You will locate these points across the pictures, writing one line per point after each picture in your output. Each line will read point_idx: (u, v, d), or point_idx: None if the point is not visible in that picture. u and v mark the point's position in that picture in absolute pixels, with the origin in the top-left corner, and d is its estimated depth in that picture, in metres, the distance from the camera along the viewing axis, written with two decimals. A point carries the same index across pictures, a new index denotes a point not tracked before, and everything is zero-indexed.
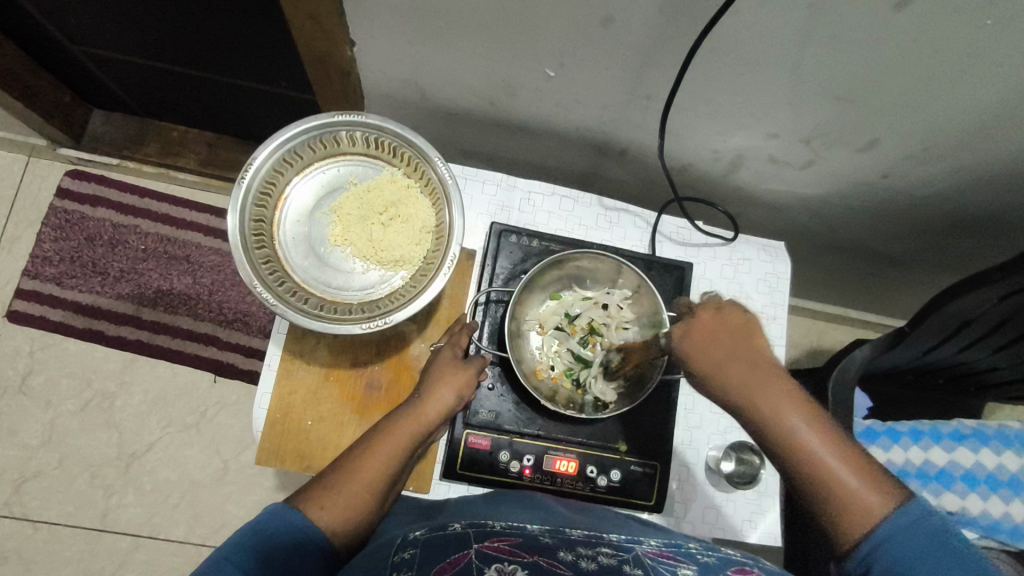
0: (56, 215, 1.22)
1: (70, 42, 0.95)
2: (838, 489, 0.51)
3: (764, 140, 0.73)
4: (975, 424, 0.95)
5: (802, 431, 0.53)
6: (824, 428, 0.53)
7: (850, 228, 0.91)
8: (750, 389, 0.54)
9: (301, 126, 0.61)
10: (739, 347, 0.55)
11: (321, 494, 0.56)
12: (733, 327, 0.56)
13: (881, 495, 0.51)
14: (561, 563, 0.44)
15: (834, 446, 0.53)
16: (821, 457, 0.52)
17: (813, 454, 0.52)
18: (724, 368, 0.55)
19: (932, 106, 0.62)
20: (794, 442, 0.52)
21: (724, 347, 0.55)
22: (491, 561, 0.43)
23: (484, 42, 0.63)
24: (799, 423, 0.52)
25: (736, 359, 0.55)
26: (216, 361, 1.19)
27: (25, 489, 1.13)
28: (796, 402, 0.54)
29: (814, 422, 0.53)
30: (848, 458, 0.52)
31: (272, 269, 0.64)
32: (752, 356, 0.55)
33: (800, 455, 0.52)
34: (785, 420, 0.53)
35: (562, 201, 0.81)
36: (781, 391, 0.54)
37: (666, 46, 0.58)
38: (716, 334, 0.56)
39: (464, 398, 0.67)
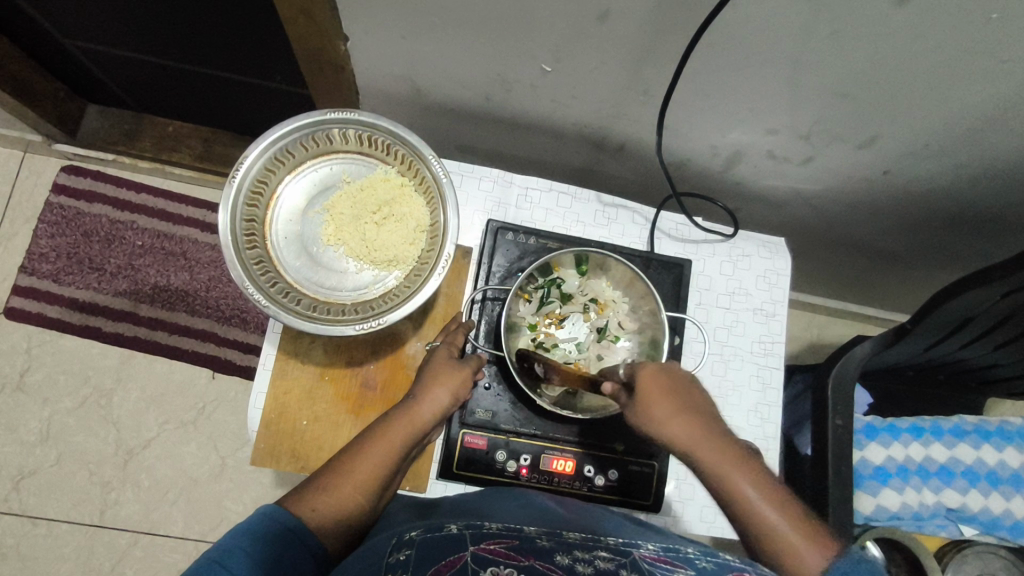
0: (51, 211, 1.21)
1: (62, 37, 0.94)
2: (768, 537, 0.53)
3: (764, 137, 0.72)
4: (977, 420, 0.95)
5: (739, 483, 0.55)
6: (757, 481, 0.55)
7: (851, 224, 0.90)
8: (692, 442, 0.57)
9: (292, 124, 0.60)
10: (683, 400, 0.59)
11: (312, 497, 0.56)
12: (670, 380, 0.60)
13: (812, 545, 0.52)
14: (557, 567, 0.44)
15: (771, 499, 0.54)
16: (756, 508, 0.54)
17: (750, 505, 0.54)
18: (668, 420, 0.58)
19: (935, 102, 0.61)
20: (731, 492, 0.55)
21: (669, 397, 0.59)
22: (486, 564, 0.42)
23: (479, 37, 0.62)
24: (733, 475, 0.55)
25: (679, 412, 0.58)
26: (213, 358, 1.19)
27: (25, 486, 1.13)
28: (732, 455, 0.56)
29: (751, 477, 0.55)
30: (785, 510, 0.54)
31: (264, 269, 0.63)
32: (693, 409, 0.59)
33: (738, 505, 0.55)
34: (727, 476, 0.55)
35: (560, 198, 0.80)
36: (717, 444, 0.57)
37: (664, 41, 0.57)
38: (657, 386, 0.59)
39: (460, 398, 0.66)
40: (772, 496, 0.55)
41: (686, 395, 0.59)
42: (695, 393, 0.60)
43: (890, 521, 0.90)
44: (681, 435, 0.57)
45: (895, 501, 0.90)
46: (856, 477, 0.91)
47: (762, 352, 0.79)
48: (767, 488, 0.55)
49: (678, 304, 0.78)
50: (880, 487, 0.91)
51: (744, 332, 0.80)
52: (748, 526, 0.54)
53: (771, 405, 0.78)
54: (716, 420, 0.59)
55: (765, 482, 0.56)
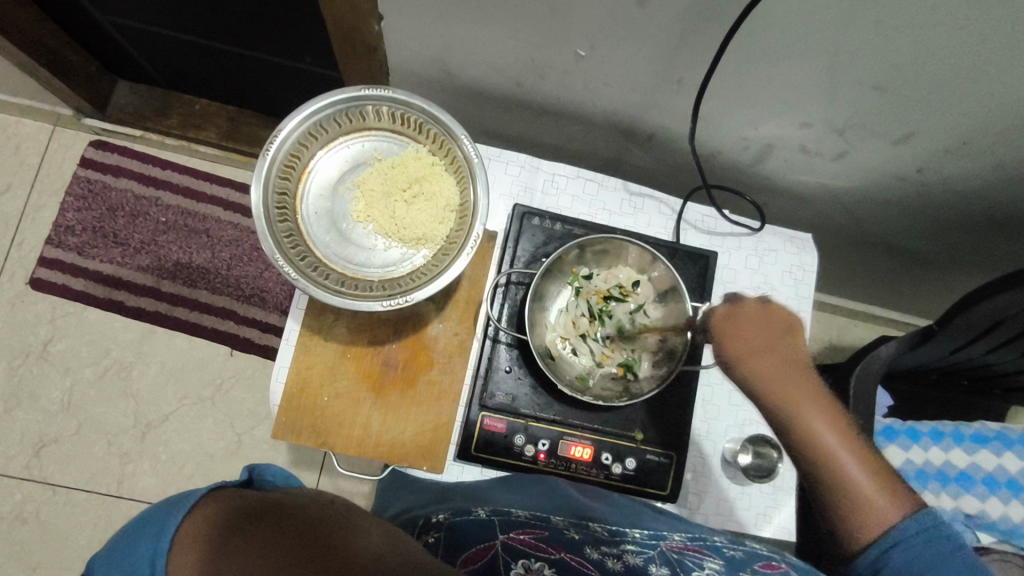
0: (79, 184, 1.22)
1: (97, 13, 0.95)
2: (837, 477, 0.53)
3: (797, 130, 0.71)
4: (1000, 428, 0.93)
5: (824, 434, 0.54)
6: (836, 428, 0.54)
7: (879, 224, 0.89)
8: (780, 386, 0.55)
9: (327, 99, 0.61)
10: (773, 344, 0.57)
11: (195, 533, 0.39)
12: (766, 327, 0.57)
13: (893, 500, 0.52)
14: (588, 562, 0.48)
15: (849, 447, 0.54)
16: (842, 462, 0.53)
17: (834, 457, 0.53)
18: (756, 360, 0.56)
19: (977, 98, 0.59)
20: (816, 443, 0.54)
21: (762, 343, 0.56)
22: (516, 556, 0.46)
23: (514, 19, 0.62)
24: (819, 423, 0.54)
25: (763, 350, 0.56)
26: (233, 335, 1.20)
27: (45, 453, 1.15)
28: (808, 397, 0.55)
29: (837, 428, 0.54)
30: (870, 466, 0.53)
31: (294, 243, 0.64)
32: (789, 355, 0.56)
33: (821, 455, 0.53)
34: (805, 417, 0.54)
35: (586, 185, 0.79)
36: (808, 393, 0.55)
37: (702, 28, 0.57)
38: (751, 331, 0.57)
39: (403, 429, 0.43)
40: (858, 453, 0.54)
41: (787, 342, 0.57)
42: (793, 340, 0.57)
43: None
44: (771, 379, 0.55)
45: None
46: None
47: None
48: (844, 434, 0.54)
49: (703, 296, 0.77)
50: None
51: None
52: (818, 465, 0.54)
53: None
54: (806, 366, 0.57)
55: (845, 427, 0.55)
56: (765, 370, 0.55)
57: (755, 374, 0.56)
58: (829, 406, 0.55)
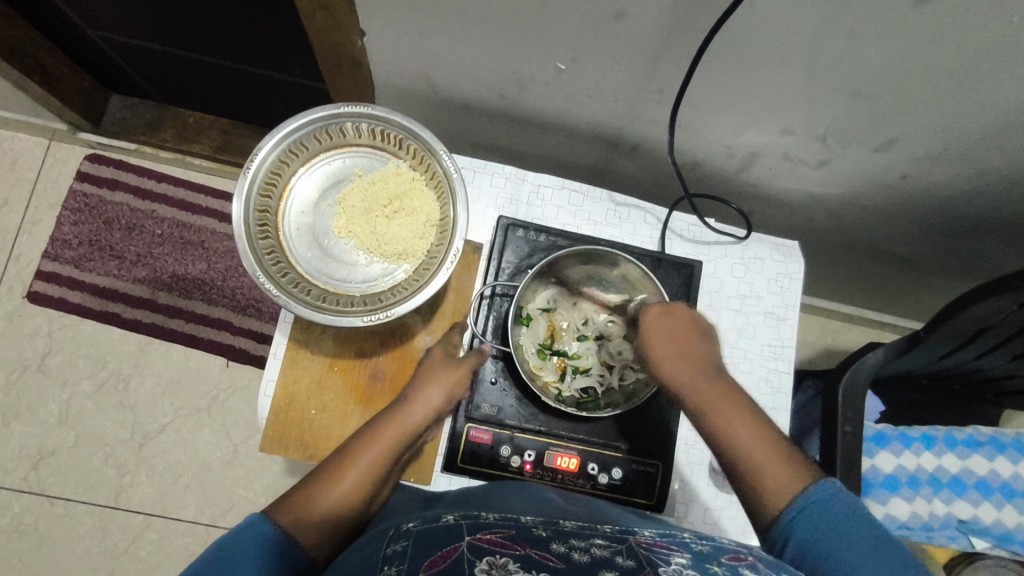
0: (75, 198, 1.23)
1: (89, 28, 0.96)
2: (750, 475, 0.54)
3: (779, 138, 0.71)
4: (992, 432, 0.93)
5: (724, 420, 0.57)
6: (750, 426, 0.56)
7: (866, 229, 0.89)
8: (685, 380, 0.59)
9: (305, 117, 0.61)
10: (687, 346, 0.60)
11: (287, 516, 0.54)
12: (676, 325, 0.61)
13: (794, 479, 0.53)
14: (554, 556, 0.44)
15: (760, 445, 0.55)
16: (744, 447, 0.55)
17: (734, 443, 0.56)
18: (665, 361, 0.60)
19: (955, 106, 0.60)
20: (722, 438, 0.56)
21: (670, 341, 0.60)
22: (481, 554, 0.43)
23: (493, 34, 0.63)
24: (717, 408, 0.57)
25: (677, 353, 0.60)
26: (227, 346, 1.21)
27: (43, 465, 1.16)
28: (729, 401, 0.57)
29: (738, 416, 0.57)
30: (775, 448, 0.55)
31: (276, 260, 0.64)
32: (701, 355, 0.60)
33: (725, 443, 0.56)
34: (720, 418, 0.57)
35: (571, 196, 0.80)
36: (710, 384, 0.58)
37: (678, 41, 0.57)
38: (662, 333, 0.61)
39: (455, 399, 0.67)
40: (763, 438, 0.56)
41: (695, 339, 0.61)
42: (699, 339, 0.61)
43: (898, 530, 0.88)
44: (678, 376, 0.59)
45: (905, 511, 0.89)
46: (866, 485, 0.90)
47: (771, 355, 0.79)
48: (755, 432, 0.56)
49: (688, 305, 0.77)
50: (889, 496, 0.89)
51: (754, 335, 0.79)
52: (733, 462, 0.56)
53: (780, 409, 0.77)
54: (714, 361, 0.60)
55: (756, 424, 0.57)
56: (678, 373, 0.59)
57: (671, 378, 0.59)
58: (744, 407, 0.58)
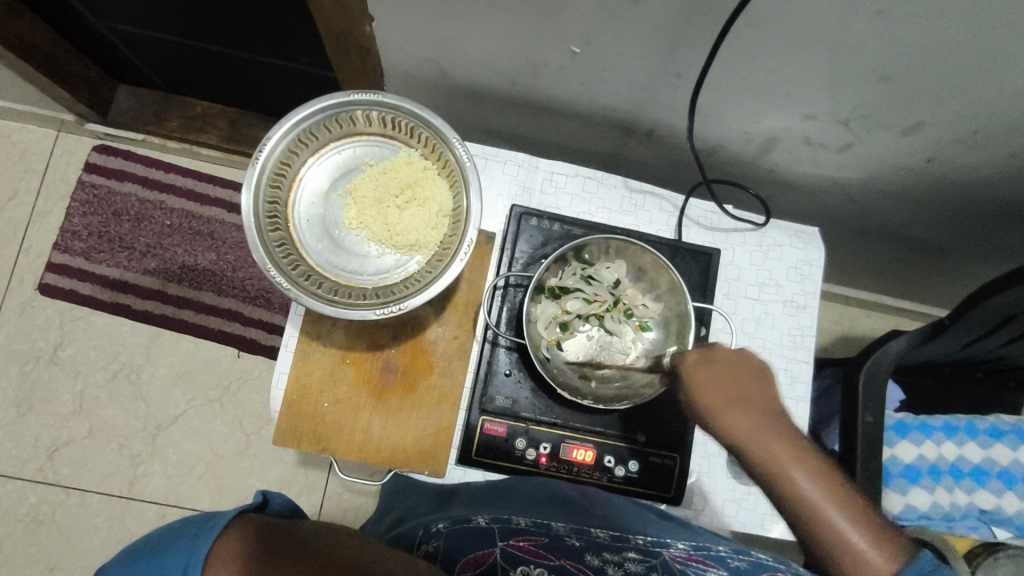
0: (83, 189, 1.23)
1: (93, 18, 0.94)
2: (830, 535, 0.51)
3: (801, 122, 0.69)
4: (1015, 421, 0.91)
5: (802, 483, 0.52)
6: (822, 478, 0.53)
7: (888, 215, 0.87)
8: (752, 436, 0.55)
9: (315, 105, 0.60)
10: (745, 392, 0.57)
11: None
12: (726, 370, 0.58)
13: (884, 545, 0.50)
14: (588, 571, 0.46)
15: (836, 500, 0.52)
16: (823, 511, 0.51)
17: (812, 505, 0.52)
18: (723, 410, 0.56)
19: (987, 87, 0.57)
20: (792, 494, 0.53)
21: (726, 386, 0.57)
22: (516, 563, 0.45)
23: (506, 18, 0.61)
24: (792, 465, 0.53)
25: (735, 402, 0.56)
26: (239, 337, 1.20)
27: (58, 456, 1.16)
28: (796, 450, 0.54)
29: (814, 474, 0.53)
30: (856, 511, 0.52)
31: (287, 253, 0.63)
32: (756, 400, 0.57)
33: (798, 505, 0.52)
34: (787, 471, 0.53)
35: (585, 183, 0.78)
36: (778, 439, 0.55)
37: (699, 22, 0.55)
38: (713, 376, 0.58)
39: None
40: (841, 498, 0.52)
41: (751, 387, 0.57)
42: (757, 385, 0.58)
43: (918, 520, 0.87)
44: (738, 426, 0.55)
45: (925, 501, 0.87)
46: (885, 475, 0.88)
47: (790, 345, 0.77)
48: (828, 483, 0.53)
49: (705, 295, 0.76)
50: (909, 486, 0.87)
51: (773, 324, 0.77)
52: (811, 525, 0.52)
53: (798, 400, 0.76)
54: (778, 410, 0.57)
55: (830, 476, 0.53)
56: (740, 423, 0.55)
57: (735, 431, 0.55)
58: (812, 456, 0.54)
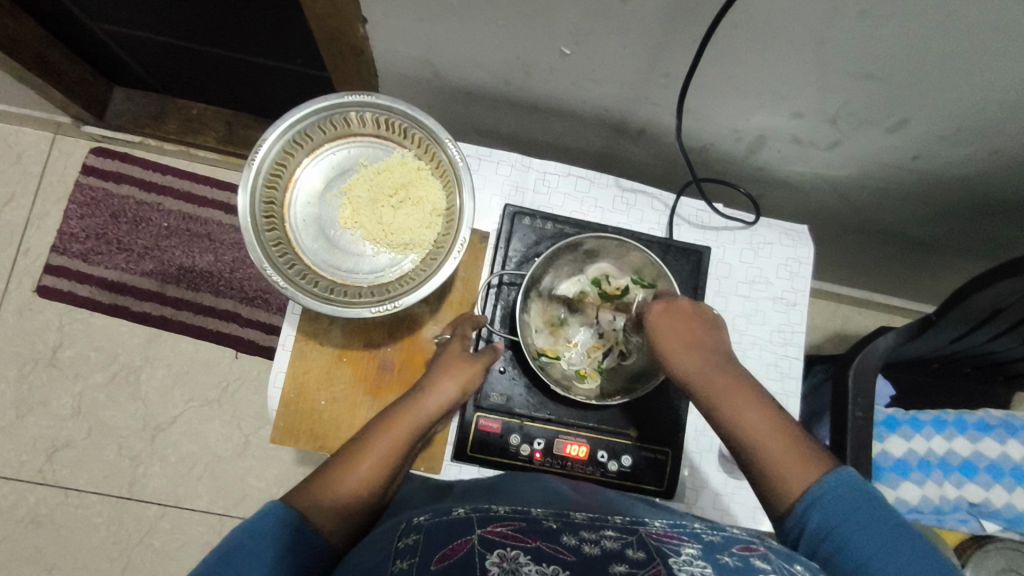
0: (81, 192, 1.24)
1: (90, 21, 0.95)
2: (764, 461, 0.55)
3: (788, 121, 0.70)
4: (1003, 415, 0.92)
5: (745, 414, 0.57)
6: (759, 405, 0.58)
7: (876, 212, 0.88)
8: (688, 367, 0.61)
9: (310, 107, 0.61)
10: (695, 334, 0.63)
11: (320, 490, 0.56)
12: (681, 318, 0.64)
13: (812, 462, 0.54)
14: (564, 549, 0.44)
15: (772, 426, 0.56)
16: (752, 431, 0.56)
17: (749, 431, 0.56)
18: (676, 352, 0.62)
19: (969, 85, 0.58)
20: (732, 422, 0.57)
21: (683, 332, 0.63)
22: (492, 547, 0.43)
23: (498, 19, 0.62)
24: (736, 399, 0.58)
25: (683, 338, 0.63)
26: (237, 337, 1.21)
27: (57, 458, 1.17)
28: (737, 383, 0.59)
29: (750, 399, 0.58)
30: (790, 437, 0.56)
31: (283, 252, 0.64)
32: (699, 338, 0.63)
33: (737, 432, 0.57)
34: (722, 401, 0.59)
35: (578, 183, 0.79)
36: (720, 374, 0.60)
37: (687, 22, 0.56)
38: (669, 326, 0.63)
39: (467, 393, 0.67)
40: (773, 422, 0.57)
41: (698, 324, 0.64)
42: (711, 331, 0.64)
43: (909, 514, 0.88)
44: (688, 365, 0.61)
45: (915, 495, 0.89)
46: (876, 469, 0.89)
47: (781, 341, 0.78)
48: (763, 410, 0.57)
49: (697, 291, 0.77)
50: (900, 480, 0.89)
51: (764, 321, 0.79)
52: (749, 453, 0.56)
53: (788, 395, 0.77)
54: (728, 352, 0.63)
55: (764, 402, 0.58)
56: (684, 357, 0.62)
57: (676, 362, 0.62)
58: (750, 388, 0.59)
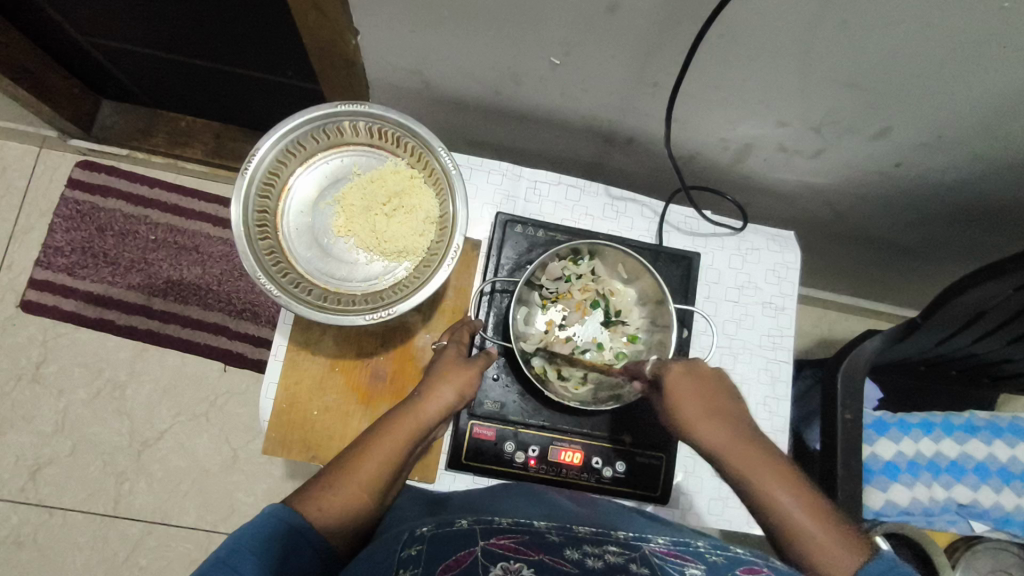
0: (67, 205, 1.23)
1: (77, 33, 0.95)
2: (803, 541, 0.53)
3: (773, 129, 0.71)
4: (988, 416, 0.94)
5: (775, 491, 0.55)
6: (793, 488, 0.56)
7: (860, 218, 0.90)
8: (718, 443, 0.58)
9: (303, 116, 0.61)
10: (719, 404, 0.60)
11: (319, 497, 0.56)
12: (700, 382, 0.61)
13: (849, 548, 0.52)
14: (567, 562, 0.44)
15: (808, 509, 0.55)
16: (788, 507, 0.55)
17: (782, 508, 0.55)
18: (702, 427, 0.59)
19: (947, 93, 0.60)
20: (765, 499, 0.55)
21: (702, 400, 0.60)
22: (496, 559, 0.43)
23: (488, 31, 0.63)
24: (761, 471, 0.56)
25: (712, 417, 0.59)
26: (225, 350, 1.20)
27: (41, 476, 1.15)
28: (769, 464, 0.57)
29: (783, 480, 0.56)
30: (820, 515, 0.55)
31: (276, 260, 0.64)
32: (727, 413, 0.60)
33: (770, 509, 0.55)
34: (756, 479, 0.56)
35: (569, 191, 0.80)
36: (749, 450, 0.57)
37: (674, 32, 0.57)
38: (688, 392, 0.60)
39: (466, 398, 0.66)
40: (809, 507, 0.55)
41: (720, 398, 0.60)
42: (729, 400, 0.61)
43: (899, 516, 0.89)
44: (712, 439, 0.58)
45: (905, 497, 0.89)
46: (865, 472, 0.90)
47: (771, 345, 0.79)
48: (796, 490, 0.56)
49: (687, 297, 0.78)
50: (889, 483, 0.90)
51: (753, 325, 0.80)
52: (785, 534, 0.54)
53: (779, 398, 0.78)
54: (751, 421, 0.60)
55: (800, 488, 0.56)
56: (714, 436, 0.58)
57: (704, 440, 0.58)
58: (782, 468, 0.57)
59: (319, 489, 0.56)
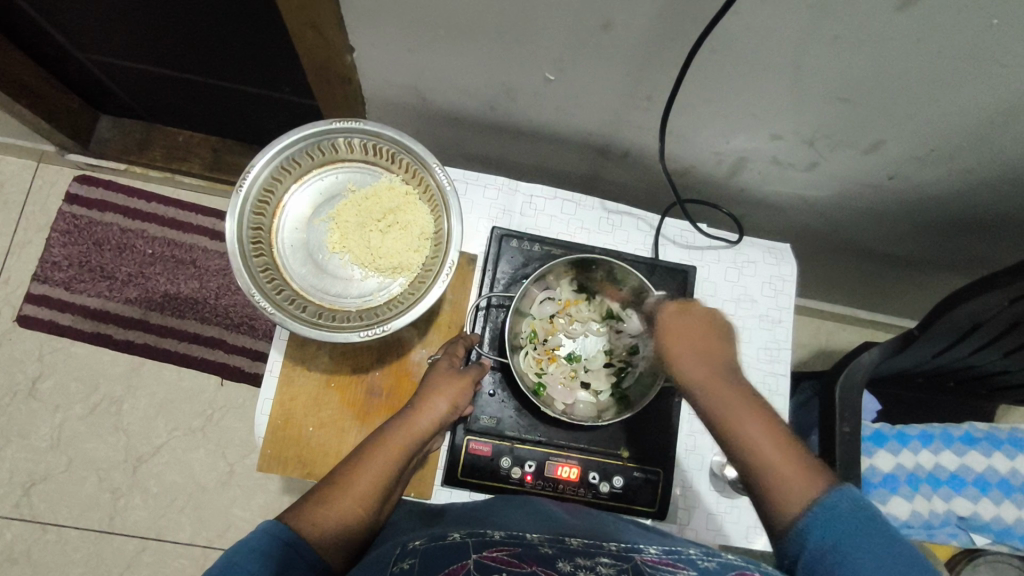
0: (64, 219, 1.23)
1: (76, 50, 0.96)
2: (767, 477, 0.52)
3: (767, 143, 0.72)
4: (987, 428, 0.93)
5: (749, 424, 0.54)
6: (766, 424, 0.55)
7: (856, 229, 0.90)
8: (698, 372, 0.58)
9: (298, 133, 0.62)
10: (708, 344, 0.60)
11: (312, 512, 0.55)
12: (698, 325, 0.61)
13: (813, 481, 0.51)
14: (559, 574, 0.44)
15: (779, 445, 0.54)
16: (754, 438, 0.54)
17: (752, 443, 0.54)
18: (683, 357, 0.59)
19: (938, 107, 0.61)
20: (738, 431, 0.54)
21: (688, 339, 0.60)
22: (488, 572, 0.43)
23: (482, 48, 0.63)
24: (736, 402, 0.55)
25: (702, 355, 0.59)
26: (222, 364, 1.20)
27: (35, 492, 1.14)
28: (745, 399, 0.56)
29: (761, 419, 0.55)
30: (785, 448, 0.53)
31: (270, 277, 0.64)
32: (715, 351, 0.59)
33: (739, 443, 0.54)
34: (734, 413, 0.55)
35: (564, 205, 0.80)
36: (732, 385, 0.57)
37: (668, 48, 0.58)
38: (683, 331, 0.60)
39: (457, 409, 0.66)
40: (777, 440, 0.54)
41: (714, 337, 0.60)
42: (722, 339, 0.60)
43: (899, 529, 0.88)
44: (693, 371, 0.58)
45: (905, 510, 0.89)
46: (865, 485, 0.90)
47: (767, 359, 0.79)
48: (769, 427, 0.55)
49: None
50: (889, 495, 0.89)
51: (750, 339, 0.79)
52: (754, 471, 0.53)
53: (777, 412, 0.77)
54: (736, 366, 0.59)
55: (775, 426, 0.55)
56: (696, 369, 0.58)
57: (687, 374, 0.58)
58: (759, 404, 0.56)
59: (313, 505, 0.56)
